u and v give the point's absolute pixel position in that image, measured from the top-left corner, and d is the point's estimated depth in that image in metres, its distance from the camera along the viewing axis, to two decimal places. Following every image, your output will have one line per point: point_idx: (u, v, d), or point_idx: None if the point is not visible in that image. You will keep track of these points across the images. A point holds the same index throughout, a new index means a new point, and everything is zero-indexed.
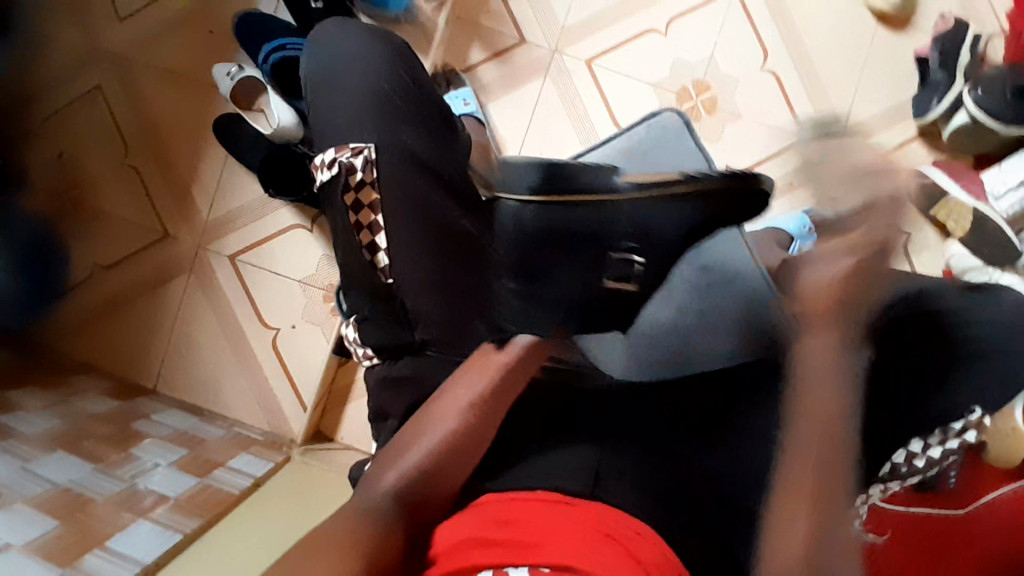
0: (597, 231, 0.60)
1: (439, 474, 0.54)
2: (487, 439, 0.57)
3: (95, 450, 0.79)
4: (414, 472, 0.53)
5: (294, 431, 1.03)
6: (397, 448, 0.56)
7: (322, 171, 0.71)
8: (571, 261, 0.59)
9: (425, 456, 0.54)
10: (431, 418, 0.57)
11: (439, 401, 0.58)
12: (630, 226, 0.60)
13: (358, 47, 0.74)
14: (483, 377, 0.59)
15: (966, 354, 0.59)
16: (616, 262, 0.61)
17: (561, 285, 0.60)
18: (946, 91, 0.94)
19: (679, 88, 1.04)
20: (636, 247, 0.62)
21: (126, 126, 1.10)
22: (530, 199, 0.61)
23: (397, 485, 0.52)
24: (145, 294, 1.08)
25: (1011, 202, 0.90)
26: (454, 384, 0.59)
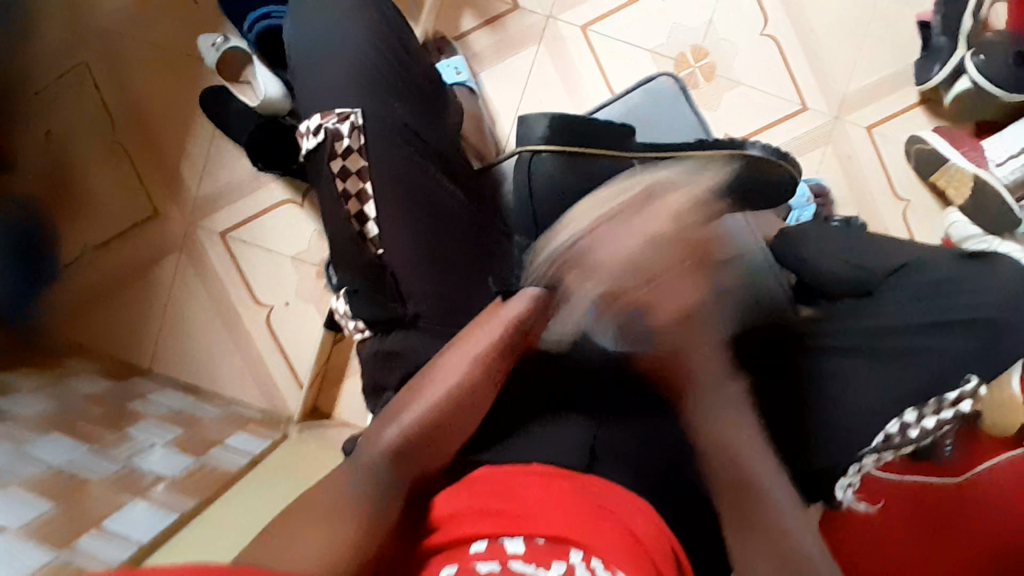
0: (608, 186, 0.68)
1: (441, 435, 0.54)
2: (486, 399, 0.58)
3: (90, 430, 0.79)
4: (417, 426, 0.54)
5: (290, 408, 1.03)
6: (397, 405, 0.56)
7: (308, 138, 0.67)
8: (581, 212, 0.67)
9: (424, 415, 0.55)
10: (434, 379, 0.58)
11: (442, 361, 0.60)
12: (642, 183, 0.67)
13: (344, 15, 0.72)
14: (489, 337, 0.60)
15: (955, 318, 0.58)
16: (625, 214, 0.66)
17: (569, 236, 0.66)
18: (949, 58, 0.91)
19: (677, 55, 1.02)
20: (646, 199, 0.67)
21: (111, 100, 1.08)
22: (545, 151, 0.69)
23: (397, 443, 0.53)
24: (137, 273, 1.07)
25: (1012, 168, 0.89)
26: (456, 346, 0.61)
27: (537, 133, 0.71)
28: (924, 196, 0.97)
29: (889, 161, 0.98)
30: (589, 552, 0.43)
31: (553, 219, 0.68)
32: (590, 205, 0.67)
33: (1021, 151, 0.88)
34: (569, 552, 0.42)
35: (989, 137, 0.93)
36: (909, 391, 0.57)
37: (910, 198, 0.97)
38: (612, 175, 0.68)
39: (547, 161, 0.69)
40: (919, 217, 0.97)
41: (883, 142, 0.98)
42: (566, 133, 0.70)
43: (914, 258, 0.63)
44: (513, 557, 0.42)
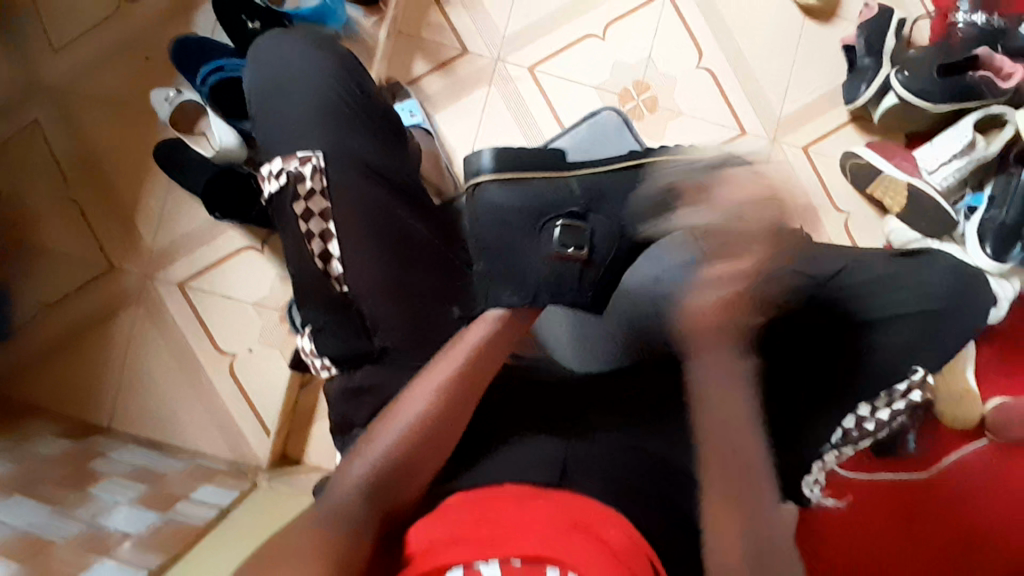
0: (545, 205, 0.67)
1: (406, 467, 0.53)
2: (456, 423, 0.57)
3: (51, 493, 0.76)
4: (385, 461, 0.53)
5: (259, 459, 1.01)
6: (365, 441, 0.56)
7: (270, 183, 0.68)
8: (530, 236, 0.66)
9: (391, 446, 0.54)
10: (403, 407, 0.57)
11: (410, 389, 0.58)
12: (578, 199, 0.67)
13: (300, 61, 0.73)
14: (453, 363, 0.59)
15: (895, 318, 0.67)
16: (566, 230, 0.64)
17: (524, 258, 0.65)
18: (873, 77, 0.98)
19: (621, 89, 1.06)
20: (581, 214, 0.66)
21: (63, 159, 1.07)
22: (491, 182, 0.69)
23: (367, 478, 0.52)
24: (94, 330, 1.05)
25: (945, 174, 0.95)
26: (422, 374, 0.59)
27: (483, 166, 0.71)
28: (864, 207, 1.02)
29: (828, 177, 1.03)
30: (565, 568, 0.43)
31: (504, 236, 0.67)
32: (536, 225, 0.66)
33: (950, 158, 0.95)
34: (546, 570, 0.42)
35: (921, 146, 0.99)
36: (862, 389, 0.65)
37: (849, 210, 1.02)
38: (555, 195, 0.67)
39: (491, 190, 0.69)
40: (861, 228, 1.01)
41: (820, 160, 1.04)
42: (508, 163, 0.70)
43: (852, 261, 0.71)
44: None
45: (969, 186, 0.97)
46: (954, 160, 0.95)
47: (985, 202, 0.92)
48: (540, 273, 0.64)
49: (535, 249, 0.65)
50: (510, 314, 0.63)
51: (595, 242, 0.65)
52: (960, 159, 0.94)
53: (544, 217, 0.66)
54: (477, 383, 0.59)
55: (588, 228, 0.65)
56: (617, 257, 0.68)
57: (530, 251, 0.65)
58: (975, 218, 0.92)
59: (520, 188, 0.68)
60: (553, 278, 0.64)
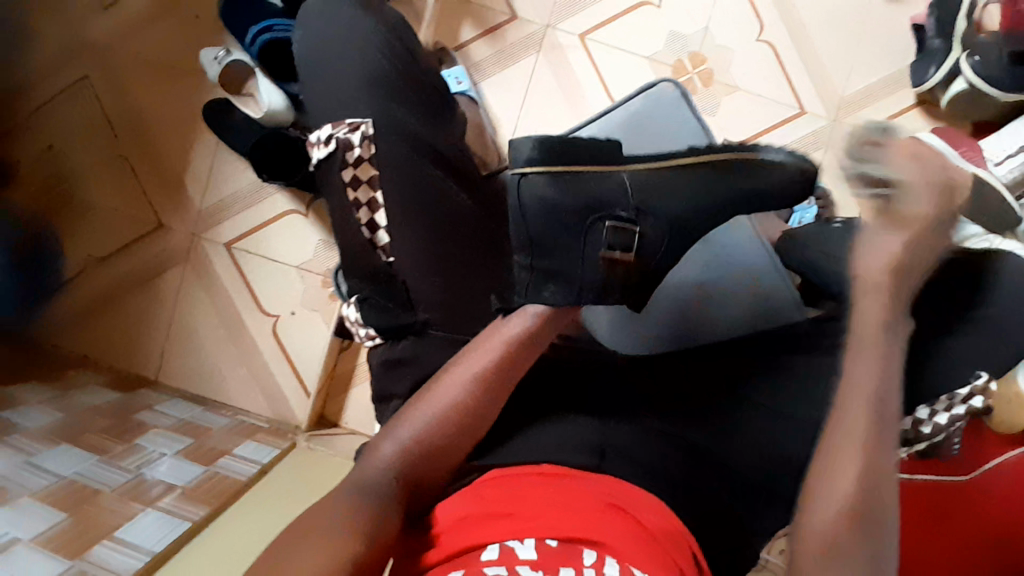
0: (594, 203, 0.63)
1: (438, 447, 0.54)
2: (489, 411, 0.56)
3: (99, 442, 0.79)
4: (413, 443, 0.53)
5: (297, 418, 1.03)
6: (399, 416, 0.56)
7: (319, 149, 0.68)
8: (575, 238, 0.63)
9: (425, 427, 0.54)
10: (435, 391, 0.56)
11: (447, 373, 0.57)
12: (632, 199, 0.64)
13: (350, 24, 0.72)
14: (493, 353, 0.58)
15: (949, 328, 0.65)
16: (615, 232, 0.63)
17: (561, 259, 0.63)
18: (943, 60, 0.93)
19: (675, 62, 1.03)
20: (634, 218, 0.63)
21: (114, 114, 1.09)
22: (532, 172, 0.64)
23: (395, 458, 0.53)
24: (142, 285, 1.08)
25: (1011, 167, 0.91)
26: (459, 360, 0.58)
27: (523, 155, 0.64)
28: None
29: None
30: (603, 551, 0.43)
31: (549, 239, 0.63)
32: (585, 226, 0.63)
33: (1018, 150, 0.91)
34: (583, 551, 0.43)
35: (987, 137, 0.95)
36: None
37: None
38: (605, 192, 0.63)
39: (536, 183, 0.63)
40: None
41: None
42: (552, 150, 0.64)
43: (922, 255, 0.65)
44: (523, 561, 0.43)
45: None
46: (1022, 153, 0.91)
47: None
48: (583, 277, 0.62)
49: (576, 252, 0.63)
50: (548, 310, 0.61)
51: (643, 245, 0.64)
52: None
53: (595, 215, 0.63)
54: (510, 378, 0.58)
55: (638, 232, 0.63)
56: (666, 255, 0.66)
57: (575, 255, 0.63)
58: None
59: (569, 180, 0.63)
60: (596, 281, 0.62)
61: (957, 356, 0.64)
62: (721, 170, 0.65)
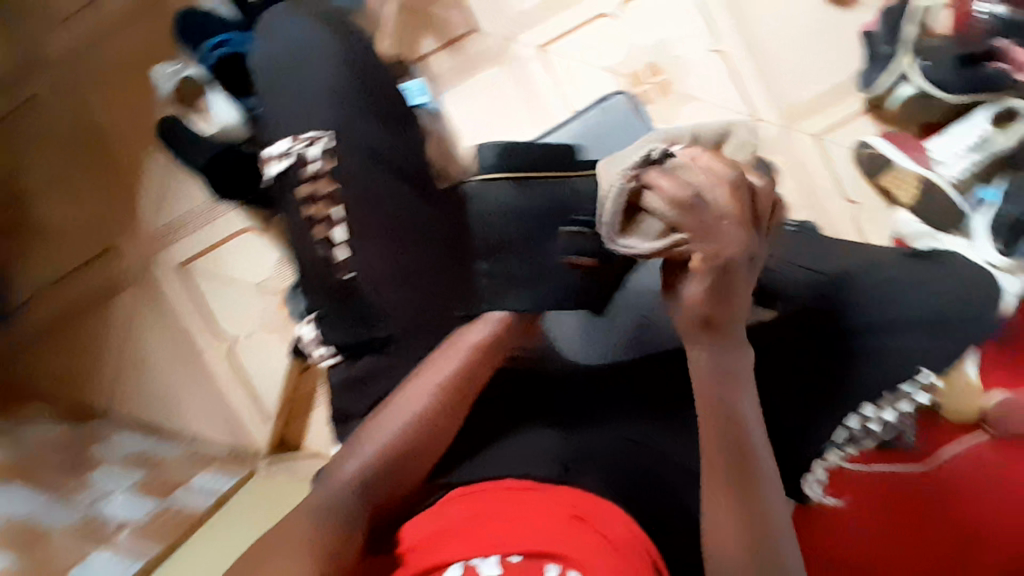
0: (549, 207, 0.68)
1: (407, 458, 0.52)
2: (455, 421, 0.55)
3: (46, 479, 0.75)
4: (378, 458, 0.52)
5: (257, 443, 0.99)
6: (362, 431, 0.54)
7: (275, 163, 0.66)
8: (534, 242, 0.67)
9: (390, 437, 0.53)
10: (397, 403, 0.55)
11: (410, 382, 0.56)
12: (586, 203, 0.67)
13: (308, 34, 0.71)
14: (455, 362, 0.57)
15: (906, 325, 0.66)
16: (569, 236, 0.66)
17: (522, 262, 0.66)
18: (890, 67, 0.96)
19: (634, 72, 1.04)
20: (590, 222, 0.65)
21: (62, 136, 1.05)
22: (499, 180, 0.70)
23: (360, 474, 0.52)
24: (93, 312, 1.03)
25: (961, 167, 0.91)
26: (421, 369, 0.57)
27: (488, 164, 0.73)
28: (873, 198, 0.99)
29: (840, 168, 1.01)
30: (567, 566, 0.42)
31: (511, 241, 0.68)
32: (543, 231, 0.67)
33: (966, 151, 0.92)
34: (545, 567, 0.42)
35: (934, 137, 0.96)
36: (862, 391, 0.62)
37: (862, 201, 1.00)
38: (561, 196, 0.68)
39: (498, 189, 0.70)
40: (872, 219, 0.99)
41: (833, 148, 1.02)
42: (516, 161, 0.72)
43: (868, 261, 0.70)
44: None
45: None
46: (970, 153, 0.91)
47: (997, 195, 0.89)
48: (553, 279, 0.65)
49: (536, 256, 0.66)
50: (512, 317, 0.63)
51: (599, 249, 0.65)
52: (975, 152, 0.91)
53: (557, 220, 0.67)
54: (473, 389, 0.57)
55: (591, 235, 0.65)
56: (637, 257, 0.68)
57: (535, 259, 0.66)
58: (986, 211, 0.88)
59: (528, 190, 0.69)
60: (563, 284, 0.65)
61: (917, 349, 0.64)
62: None
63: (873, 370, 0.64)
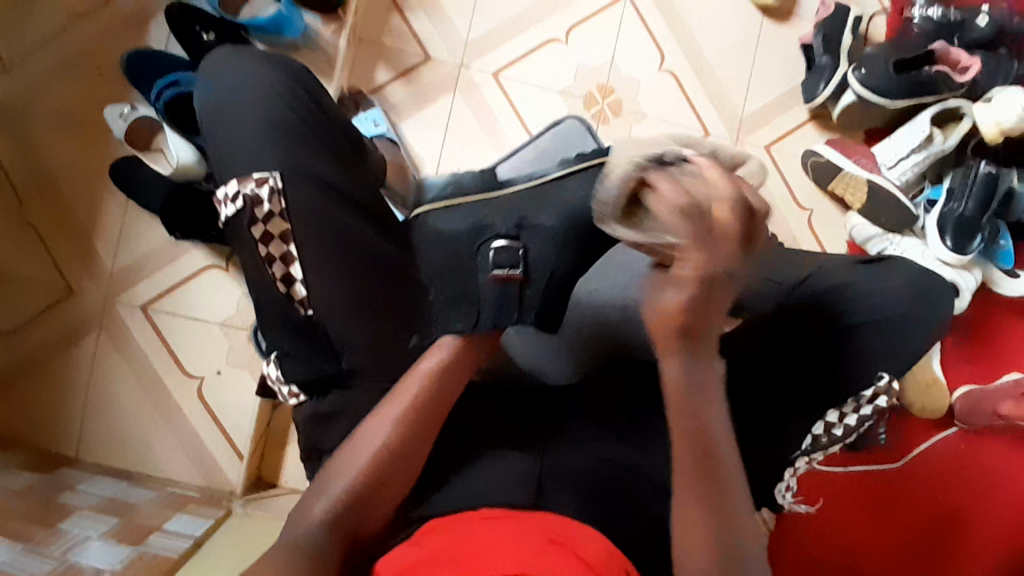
0: (475, 232, 0.65)
1: (368, 498, 0.53)
2: (422, 450, 0.56)
3: (19, 529, 0.74)
4: (346, 492, 0.52)
5: (231, 482, 0.99)
6: (329, 468, 0.55)
7: (226, 206, 0.66)
8: (467, 266, 0.64)
9: (351, 478, 0.53)
10: (360, 436, 0.55)
11: (369, 420, 0.56)
12: (510, 220, 0.65)
13: (251, 76, 0.71)
14: (412, 389, 0.57)
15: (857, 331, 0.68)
16: (500, 252, 0.64)
17: (455, 289, 0.64)
18: (831, 76, 1.00)
19: (586, 93, 1.06)
20: (514, 235, 0.65)
21: (14, 181, 1.04)
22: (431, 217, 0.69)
23: (330, 509, 0.51)
24: (55, 357, 1.02)
25: (904, 170, 0.97)
26: (378, 406, 0.57)
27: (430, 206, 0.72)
28: (825, 204, 1.04)
29: (790, 177, 1.04)
30: None
31: (443, 270, 0.65)
32: (472, 255, 0.65)
33: (910, 152, 0.96)
34: None
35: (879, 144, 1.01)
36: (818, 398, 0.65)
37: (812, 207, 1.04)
38: (485, 217, 0.66)
39: (433, 226, 0.68)
40: (823, 224, 1.04)
41: (781, 158, 1.05)
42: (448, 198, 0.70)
43: (816, 267, 0.71)
44: None
45: (928, 180, 1.00)
46: (914, 154, 0.97)
47: (944, 195, 0.95)
48: (481, 298, 0.63)
49: (472, 279, 0.64)
50: (462, 339, 0.61)
51: (529, 260, 0.64)
52: (919, 153, 0.96)
53: (478, 241, 0.65)
54: (437, 414, 0.58)
55: (522, 248, 0.64)
56: (562, 268, 0.66)
57: (469, 282, 0.64)
58: (934, 212, 0.95)
59: (460, 214, 0.67)
60: (495, 300, 0.63)
61: (870, 354, 0.67)
62: None
63: (823, 376, 0.67)
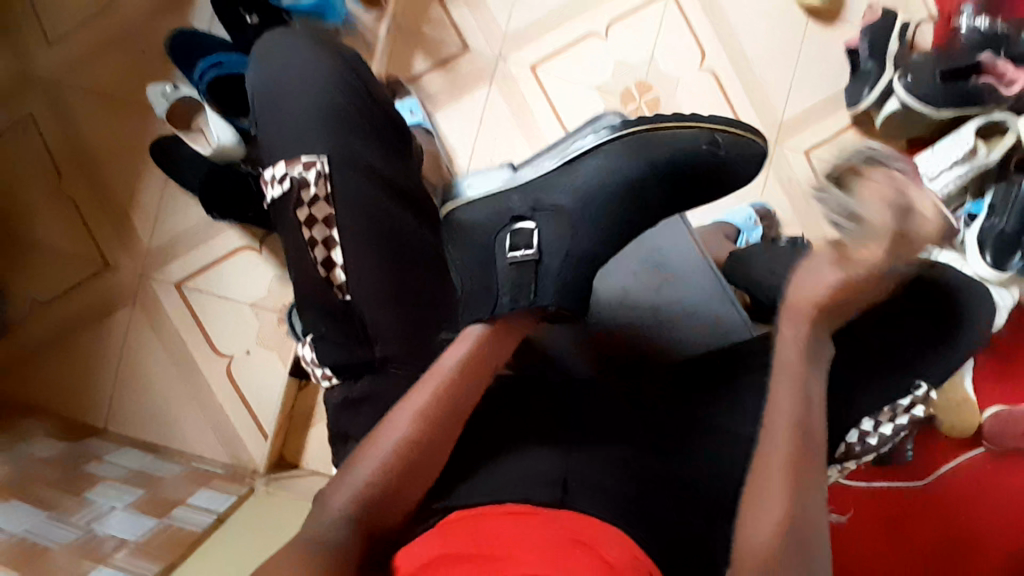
0: (495, 224, 0.67)
1: (393, 490, 0.52)
2: (444, 445, 0.55)
3: (46, 497, 0.76)
4: (372, 482, 0.52)
5: (255, 460, 1.01)
6: (354, 460, 0.54)
7: (273, 186, 0.67)
8: (487, 256, 0.64)
9: (377, 470, 0.52)
10: (385, 429, 0.55)
11: (394, 415, 0.56)
12: (525, 204, 0.68)
13: (303, 61, 0.72)
14: (435, 383, 0.57)
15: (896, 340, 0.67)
16: (518, 232, 0.65)
17: (472, 279, 0.64)
18: (876, 81, 0.98)
19: (623, 90, 1.05)
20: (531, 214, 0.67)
21: (57, 155, 1.05)
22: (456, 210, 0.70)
23: (357, 497, 0.51)
24: (89, 329, 1.04)
25: (946, 182, 0.95)
26: (403, 401, 0.57)
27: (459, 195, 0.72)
28: None
29: None
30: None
31: (471, 265, 0.66)
32: (491, 243, 0.66)
33: (951, 165, 0.94)
34: None
35: (923, 153, 0.98)
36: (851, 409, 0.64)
37: None
38: (501, 208, 0.68)
39: (459, 214, 0.69)
40: None
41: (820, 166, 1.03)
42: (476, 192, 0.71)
43: (870, 273, 0.68)
44: None
45: (970, 194, 0.98)
46: (956, 167, 0.94)
47: (985, 210, 0.93)
48: (499, 286, 0.62)
49: (494, 270, 0.63)
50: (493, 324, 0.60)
51: (542, 242, 0.65)
52: (960, 166, 0.94)
53: (498, 226, 0.67)
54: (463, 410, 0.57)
55: (535, 227, 0.66)
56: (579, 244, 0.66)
57: (491, 272, 0.64)
58: (974, 225, 0.93)
59: (480, 205, 0.69)
60: (511, 285, 0.61)
61: (910, 367, 0.66)
62: (638, 144, 0.69)
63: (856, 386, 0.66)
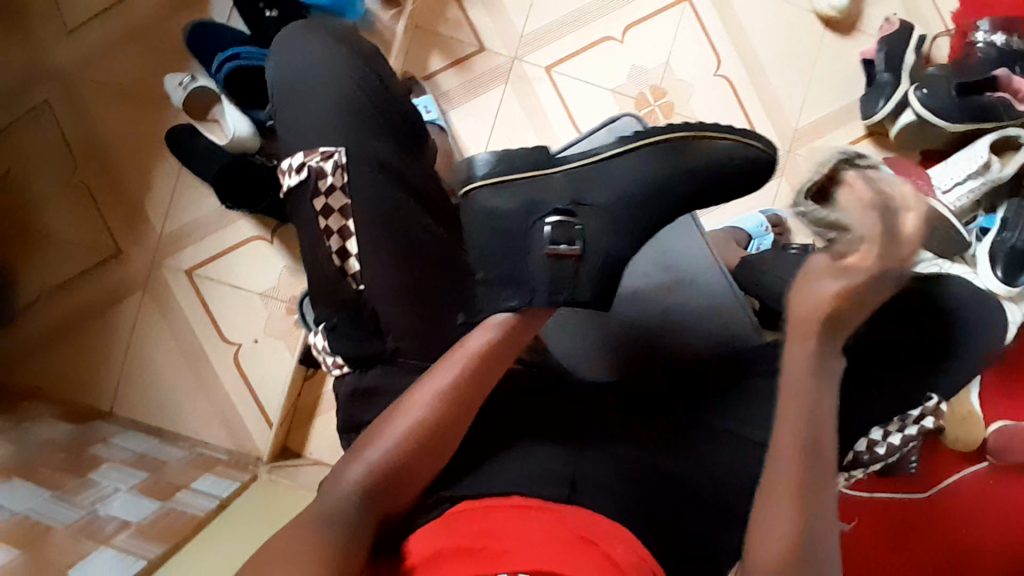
0: (529, 209, 0.66)
1: (407, 469, 0.53)
2: (457, 429, 0.56)
3: (50, 478, 0.76)
4: (381, 465, 0.53)
5: (259, 449, 1.01)
6: (366, 438, 0.55)
7: (290, 176, 0.68)
8: (523, 245, 0.65)
9: (391, 448, 0.53)
10: (402, 409, 0.56)
11: (412, 392, 0.57)
12: (566, 195, 0.66)
13: (320, 55, 0.72)
14: (457, 365, 0.57)
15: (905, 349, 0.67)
16: (557, 229, 0.64)
17: (506, 268, 0.65)
18: (892, 94, 0.98)
19: (637, 94, 1.05)
20: (570, 211, 0.66)
21: (72, 140, 1.07)
22: (484, 186, 0.67)
23: (365, 478, 0.52)
24: (99, 313, 1.05)
25: (959, 195, 0.94)
26: (423, 378, 0.57)
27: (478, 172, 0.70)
28: None
29: None
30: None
31: (500, 248, 0.66)
32: (525, 230, 0.65)
33: (966, 178, 0.94)
34: None
35: (936, 166, 0.98)
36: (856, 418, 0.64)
37: None
38: (538, 194, 0.66)
39: (482, 196, 0.67)
40: None
41: None
42: (502, 162, 0.69)
43: None
44: None
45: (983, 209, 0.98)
46: (970, 180, 0.94)
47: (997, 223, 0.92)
48: (535, 277, 0.63)
49: (526, 254, 0.65)
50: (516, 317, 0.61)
51: (586, 238, 0.65)
52: (975, 180, 0.93)
53: (531, 218, 0.65)
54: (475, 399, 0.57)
55: (577, 224, 0.65)
56: (614, 247, 0.66)
57: (524, 254, 0.65)
58: (987, 239, 0.92)
59: (510, 189, 0.66)
60: (548, 279, 0.63)
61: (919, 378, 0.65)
62: (677, 150, 0.67)
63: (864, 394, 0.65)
